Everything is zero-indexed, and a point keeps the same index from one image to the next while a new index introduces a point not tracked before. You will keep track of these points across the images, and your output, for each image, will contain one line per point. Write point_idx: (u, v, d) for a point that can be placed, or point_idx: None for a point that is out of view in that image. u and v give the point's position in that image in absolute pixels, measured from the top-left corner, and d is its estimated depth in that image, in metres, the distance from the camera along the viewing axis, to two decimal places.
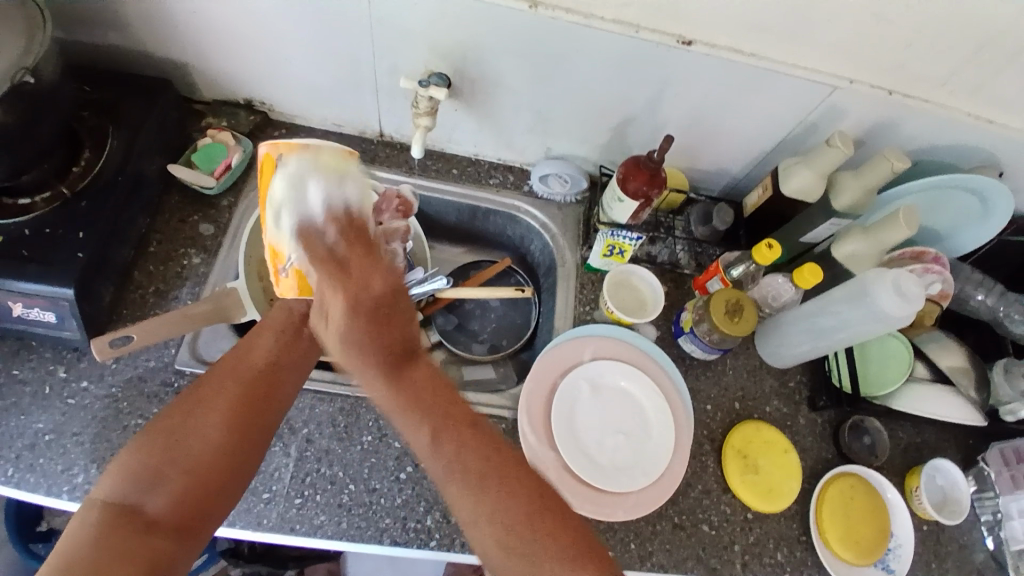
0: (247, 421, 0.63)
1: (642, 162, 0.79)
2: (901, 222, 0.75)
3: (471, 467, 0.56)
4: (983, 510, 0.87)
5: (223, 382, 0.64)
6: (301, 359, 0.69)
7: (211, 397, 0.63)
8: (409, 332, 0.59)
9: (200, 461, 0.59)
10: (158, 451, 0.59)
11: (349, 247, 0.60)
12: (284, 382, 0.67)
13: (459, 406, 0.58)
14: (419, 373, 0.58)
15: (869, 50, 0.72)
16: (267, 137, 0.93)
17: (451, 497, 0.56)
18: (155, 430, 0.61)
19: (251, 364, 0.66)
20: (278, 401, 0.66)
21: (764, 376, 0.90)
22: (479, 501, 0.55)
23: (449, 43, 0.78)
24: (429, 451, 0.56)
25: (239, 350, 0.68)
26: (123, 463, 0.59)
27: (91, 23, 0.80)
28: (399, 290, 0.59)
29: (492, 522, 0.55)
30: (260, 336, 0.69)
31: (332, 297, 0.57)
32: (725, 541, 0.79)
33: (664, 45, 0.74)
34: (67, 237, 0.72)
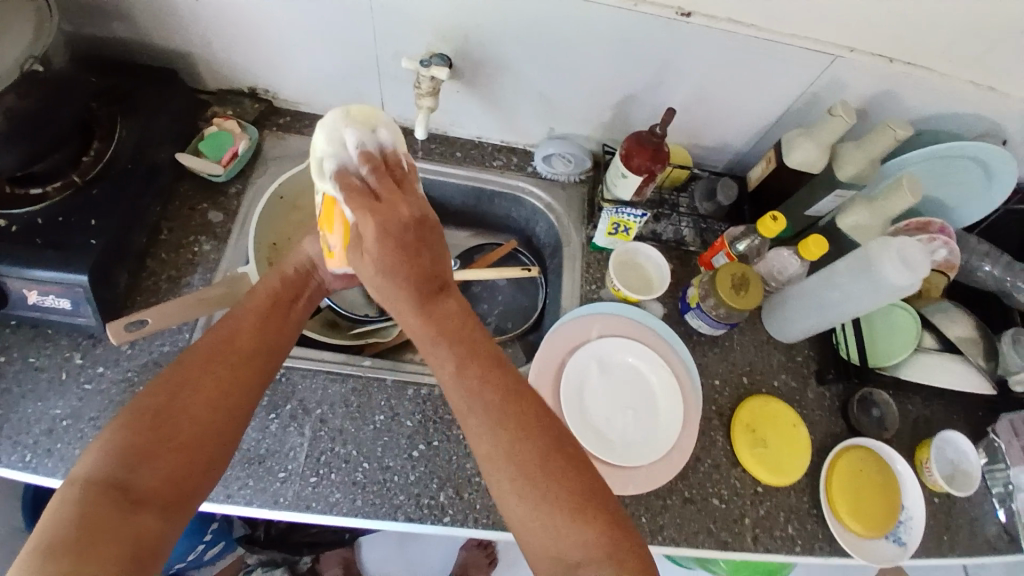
0: (239, 395, 0.61)
1: (645, 139, 0.79)
2: (905, 190, 0.76)
3: (499, 413, 0.56)
4: (995, 482, 0.87)
5: (209, 357, 0.62)
6: (286, 334, 0.69)
7: (197, 370, 0.60)
8: (434, 261, 0.58)
9: (192, 433, 0.56)
10: (145, 429, 0.55)
11: (381, 180, 0.57)
12: (270, 357, 0.66)
13: (485, 347, 0.59)
14: (446, 306, 0.59)
15: (870, 18, 0.72)
16: (273, 125, 0.94)
17: (472, 433, 0.56)
18: (139, 407, 0.57)
19: (238, 339, 0.65)
20: (264, 374, 0.64)
21: (772, 350, 0.90)
22: (501, 434, 0.55)
23: (450, 25, 0.78)
24: (454, 380, 0.57)
25: (221, 327, 0.66)
26: (107, 441, 0.55)
27: (96, 14, 0.81)
28: (429, 217, 0.58)
29: (513, 462, 0.54)
30: (241, 315, 0.67)
31: (361, 218, 0.55)
32: (736, 514, 0.80)
33: (664, 19, 0.74)
34: (80, 225, 0.74)
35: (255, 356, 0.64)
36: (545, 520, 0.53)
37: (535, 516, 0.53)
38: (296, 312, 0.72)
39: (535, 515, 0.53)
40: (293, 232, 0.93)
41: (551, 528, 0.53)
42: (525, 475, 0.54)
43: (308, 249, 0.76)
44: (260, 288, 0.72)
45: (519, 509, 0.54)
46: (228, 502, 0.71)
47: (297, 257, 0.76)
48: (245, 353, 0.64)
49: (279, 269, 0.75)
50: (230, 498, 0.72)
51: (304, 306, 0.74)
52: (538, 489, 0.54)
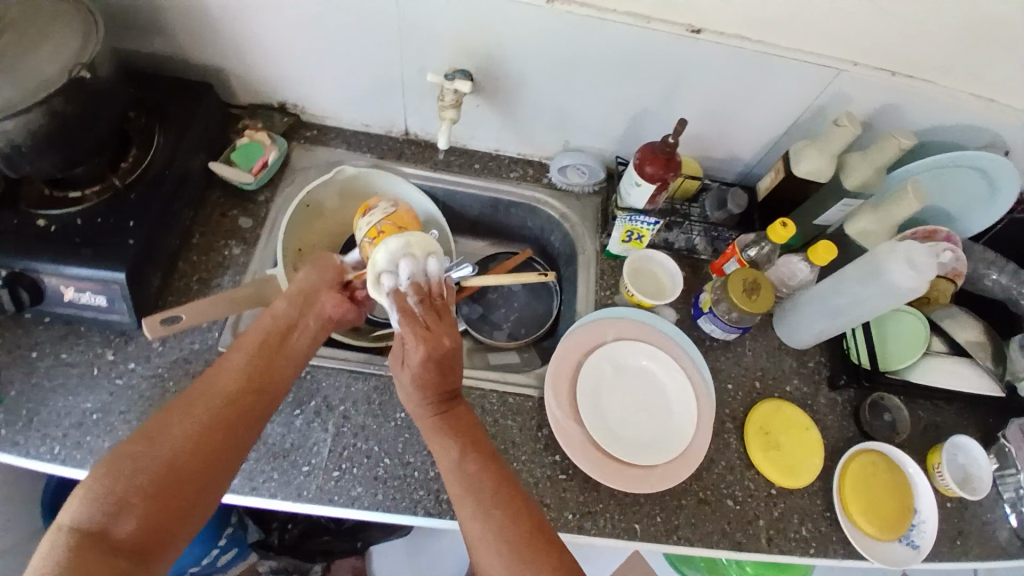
0: (221, 448, 0.61)
1: (658, 149, 0.83)
2: (909, 198, 0.79)
3: (484, 496, 0.63)
4: (1006, 486, 0.88)
5: (193, 404, 0.63)
6: (275, 375, 0.68)
7: (177, 420, 0.61)
8: (454, 387, 0.71)
9: (168, 483, 0.58)
10: (124, 477, 0.57)
11: (428, 313, 0.69)
12: (255, 403, 0.65)
13: (484, 449, 0.67)
14: (458, 416, 0.70)
15: (871, 33, 0.76)
16: (300, 137, 0.99)
17: (467, 514, 0.62)
18: (120, 457, 0.58)
19: (223, 384, 0.65)
20: (246, 420, 0.64)
21: (783, 356, 0.92)
22: (488, 520, 0.61)
23: (473, 42, 0.83)
24: (455, 474, 0.65)
25: (210, 371, 0.66)
26: (90, 487, 0.56)
27: (138, 30, 0.85)
28: (462, 352, 0.70)
29: (497, 540, 0.60)
30: (233, 357, 0.68)
31: (412, 347, 0.68)
32: (749, 515, 0.81)
33: (676, 35, 0.78)
34: (118, 226, 0.77)
35: (239, 403, 0.64)
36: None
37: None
38: (292, 350, 0.71)
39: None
40: (317, 237, 0.97)
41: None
42: (510, 556, 0.59)
43: (301, 280, 0.75)
44: (258, 325, 0.71)
45: (501, 567, 0.59)
46: (253, 494, 0.73)
47: (293, 289, 0.74)
48: (229, 400, 0.64)
49: (282, 300, 0.73)
50: (255, 491, 0.73)
51: (306, 340, 0.72)
52: (516, 563, 0.59)
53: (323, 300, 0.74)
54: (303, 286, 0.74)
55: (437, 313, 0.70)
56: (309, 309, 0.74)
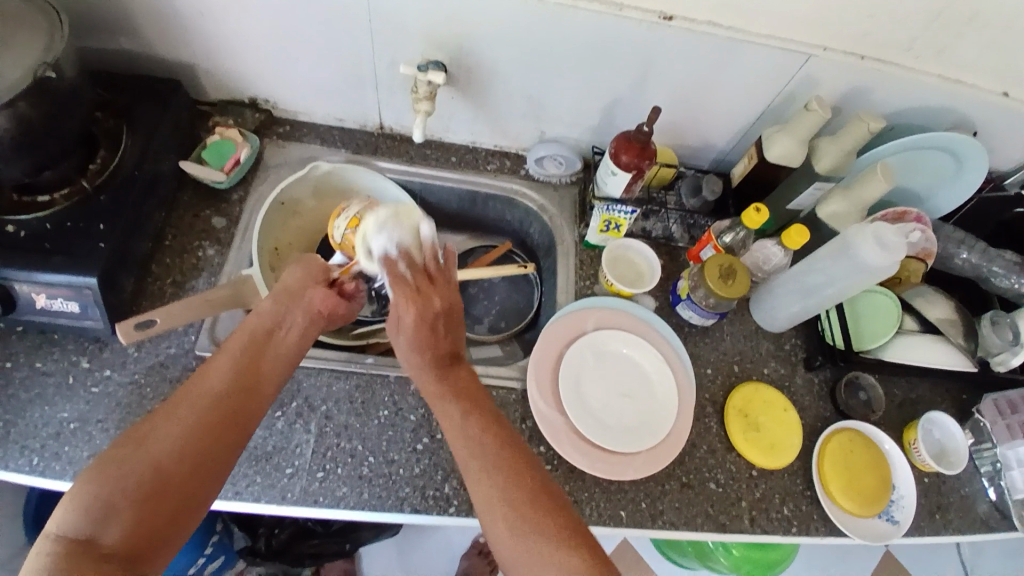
0: (210, 446, 0.60)
1: (633, 137, 0.83)
2: (879, 177, 0.80)
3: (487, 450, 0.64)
4: (983, 461, 0.91)
5: (181, 407, 0.61)
6: (264, 375, 0.67)
7: (165, 424, 0.60)
8: (452, 350, 0.72)
9: (157, 488, 0.56)
10: (111, 481, 0.55)
11: (417, 277, 0.74)
12: (246, 404, 0.64)
13: (486, 408, 0.68)
14: (461, 376, 0.71)
15: (838, 17, 0.77)
16: (273, 134, 0.97)
17: (470, 470, 0.63)
18: (107, 462, 0.57)
19: (211, 386, 0.63)
20: (236, 422, 0.63)
21: (761, 339, 0.93)
22: (491, 473, 0.62)
23: (444, 33, 0.82)
24: (458, 432, 0.66)
25: (198, 373, 0.65)
26: (76, 495, 0.55)
27: (102, 29, 0.84)
28: (456, 310, 0.74)
29: (497, 488, 0.61)
30: (222, 359, 0.66)
31: (405, 311, 0.71)
32: (732, 497, 0.82)
33: (647, 23, 0.79)
34: (88, 230, 0.76)
35: (229, 404, 0.63)
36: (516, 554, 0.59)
37: (508, 523, 0.60)
38: (282, 348, 0.70)
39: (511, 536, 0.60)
40: (293, 237, 0.97)
41: (521, 539, 0.59)
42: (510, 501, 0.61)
43: (289, 281, 0.74)
44: (244, 325, 0.70)
45: (502, 515, 0.60)
46: (236, 499, 0.72)
47: (284, 288, 0.73)
48: (219, 402, 0.62)
49: (271, 299, 0.72)
50: (238, 496, 0.72)
51: (297, 338, 0.71)
52: (517, 518, 0.60)
53: (315, 292, 0.74)
54: (292, 284, 0.74)
55: (428, 278, 0.74)
56: (303, 306, 0.73)
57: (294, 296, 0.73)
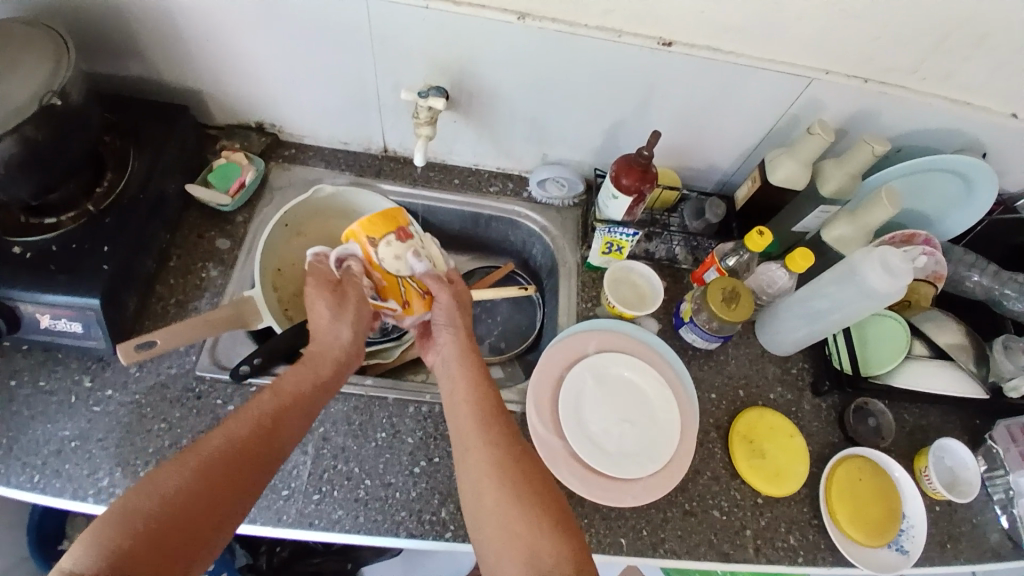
0: (231, 498, 0.60)
1: (635, 159, 0.83)
2: (883, 201, 0.78)
3: (484, 440, 0.69)
4: (996, 488, 0.88)
5: (211, 460, 0.61)
6: (292, 435, 0.67)
7: (194, 478, 0.59)
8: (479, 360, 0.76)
9: (178, 544, 0.56)
10: (131, 528, 0.55)
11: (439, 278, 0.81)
12: (270, 467, 0.64)
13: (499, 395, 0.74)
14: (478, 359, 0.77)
15: (840, 41, 0.76)
16: (279, 156, 0.99)
17: (469, 457, 0.68)
18: (132, 512, 0.56)
19: (236, 437, 0.63)
20: (259, 484, 0.63)
21: (767, 363, 0.92)
22: (487, 458, 0.67)
23: (446, 58, 0.83)
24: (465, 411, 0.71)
25: (229, 425, 0.64)
26: (97, 539, 0.54)
27: (113, 55, 0.86)
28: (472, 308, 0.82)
29: (492, 473, 0.66)
30: (254, 413, 0.66)
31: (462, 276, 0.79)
32: (737, 525, 0.80)
33: (647, 48, 0.79)
34: (93, 251, 0.77)
35: (256, 465, 0.63)
36: (508, 551, 0.62)
37: (499, 513, 0.64)
38: (310, 410, 0.70)
39: (504, 525, 0.64)
40: (298, 257, 0.96)
41: (511, 528, 0.63)
42: (506, 489, 0.65)
43: (336, 338, 0.74)
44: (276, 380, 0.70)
45: (498, 504, 0.65)
46: None
47: (326, 346, 0.73)
48: (247, 462, 0.62)
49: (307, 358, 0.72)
50: None
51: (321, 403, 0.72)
52: (526, 499, 0.65)
53: (354, 355, 0.75)
54: (338, 346, 0.74)
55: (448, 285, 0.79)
56: (339, 369, 0.74)
57: (332, 357, 0.73)
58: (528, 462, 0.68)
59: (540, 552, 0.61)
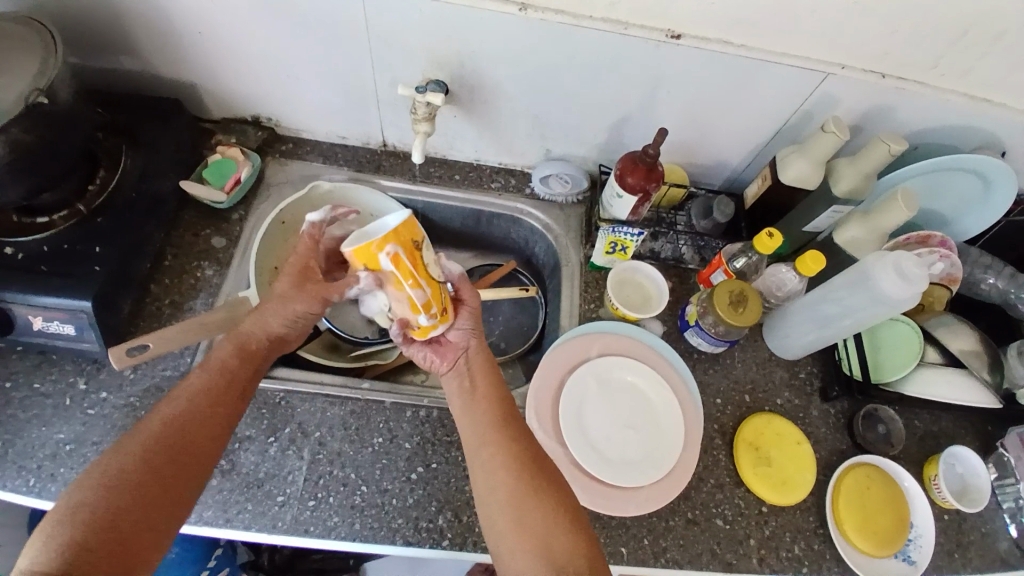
0: (181, 479, 0.61)
1: (639, 158, 0.80)
2: (899, 204, 0.75)
3: (500, 436, 0.69)
4: (1005, 497, 0.85)
5: (155, 445, 0.60)
6: (234, 415, 0.67)
7: (134, 460, 0.59)
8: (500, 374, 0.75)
9: (129, 527, 0.56)
10: (84, 519, 0.54)
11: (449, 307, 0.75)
12: (214, 443, 0.64)
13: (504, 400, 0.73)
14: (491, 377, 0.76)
15: (857, 35, 0.73)
16: (275, 151, 0.96)
17: (485, 456, 0.68)
18: (78, 500, 0.55)
19: (177, 419, 0.63)
20: (203, 461, 0.63)
21: (774, 367, 0.89)
22: (503, 456, 0.67)
23: (445, 52, 0.80)
24: (477, 407, 0.71)
25: (164, 407, 0.64)
26: (48, 531, 0.53)
27: (104, 49, 0.83)
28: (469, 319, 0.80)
29: (508, 469, 0.66)
30: (188, 393, 0.65)
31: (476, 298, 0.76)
32: (740, 535, 0.79)
33: (653, 42, 0.76)
34: (85, 253, 0.75)
35: (197, 442, 0.63)
36: (523, 543, 0.62)
37: (514, 509, 0.64)
38: (246, 386, 0.70)
39: (518, 520, 0.63)
40: None
41: (526, 522, 0.63)
42: (522, 484, 0.65)
43: (269, 322, 0.72)
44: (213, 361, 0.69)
45: (513, 499, 0.64)
46: (226, 526, 0.72)
47: (255, 327, 0.72)
48: (187, 440, 0.62)
49: (233, 339, 0.71)
50: (229, 523, 0.72)
51: (256, 379, 0.71)
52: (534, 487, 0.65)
53: (286, 338, 0.74)
54: (270, 327, 0.72)
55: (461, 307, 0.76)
56: (268, 348, 0.73)
57: (261, 337, 0.72)
58: (541, 459, 0.68)
59: (553, 546, 0.61)
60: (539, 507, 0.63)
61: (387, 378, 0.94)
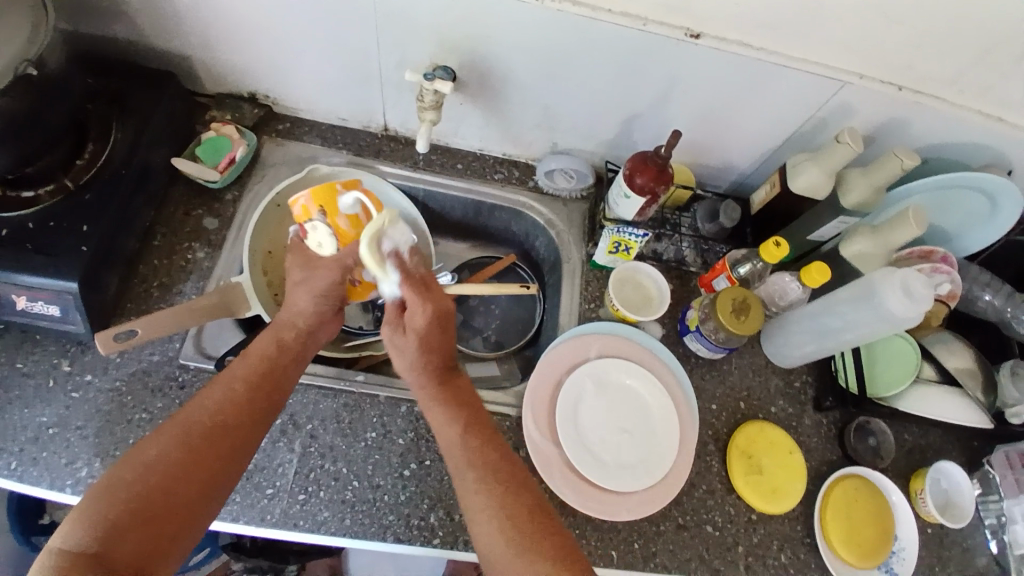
0: (217, 469, 0.60)
1: (650, 159, 0.78)
2: (909, 221, 0.75)
3: (482, 476, 0.63)
4: (988, 513, 0.86)
5: (194, 431, 0.60)
6: (274, 406, 0.66)
7: (171, 446, 0.59)
8: (451, 355, 0.70)
9: (162, 508, 0.56)
10: (118, 501, 0.55)
11: (412, 284, 0.64)
12: (253, 434, 0.63)
13: (484, 424, 0.68)
14: (461, 384, 0.70)
15: (880, 46, 0.71)
16: (272, 130, 0.93)
17: (468, 494, 0.63)
18: (115, 481, 0.56)
19: (218, 408, 0.62)
20: (243, 448, 0.62)
21: (770, 375, 0.89)
22: (490, 496, 0.62)
23: (457, 37, 0.77)
24: (456, 447, 0.65)
25: (205, 395, 0.63)
26: (86, 507, 0.54)
27: (96, 14, 0.79)
28: (451, 313, 0.67)
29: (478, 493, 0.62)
30: (229, 382, 0.65)
31: (419, 310, 0.65)
32: (729, 541, 0.79)
33: (673, 40, 0.73)
34: (71, 230, 0.72)
35: (237, 431, 0.62)
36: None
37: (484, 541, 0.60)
38: (288, 376, 0.68)
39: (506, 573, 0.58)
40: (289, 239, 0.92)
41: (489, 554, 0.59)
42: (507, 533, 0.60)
43: (303, 306, 0.71)
44: (255, 350, 0.68)
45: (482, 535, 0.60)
46: (213, 518, 0.70)
47: (290, 318, 0.71)
48: (226, 429, 0.61)
49: (275, 330, 0.70)
50: (215, 515, 0.70)
51: (298, 370, 0.70)
52: (514, 535, 0.60)
53: (319, 321, 0.72)
54: (308, 311, 0.71)
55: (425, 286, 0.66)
56: (306, 341, 0.71)
57: (298, 328, 0.71)
58: (518, 488, 0.63)
59: None
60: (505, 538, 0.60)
61: (379, 369, 0.92)
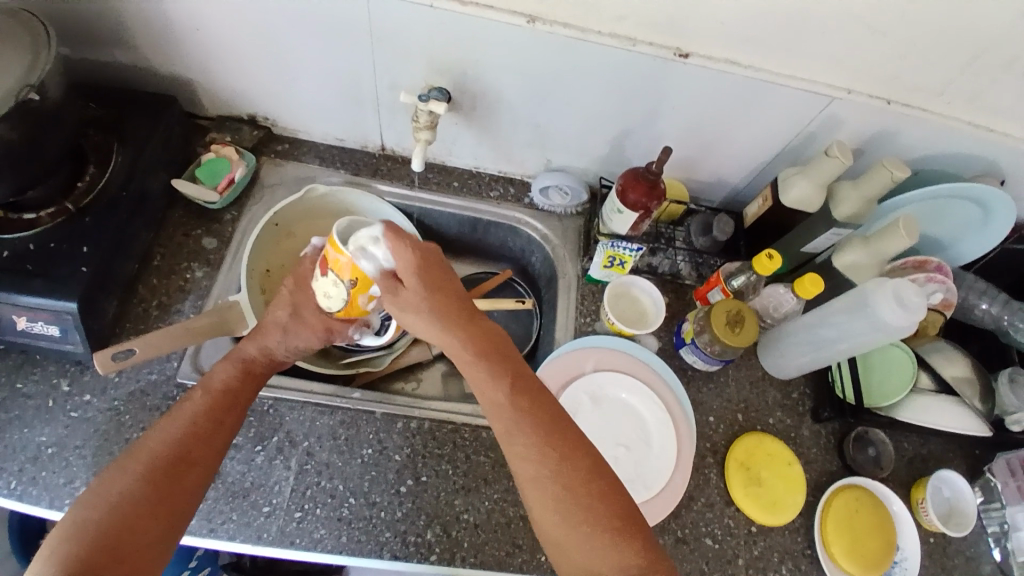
0: (182, 501, 0.60)
1: (641, 174, 0.79)
2: (901, 232, 0.76)
3: (533, 436, 0.62)
4: (990, 521, 0.85)
5: (157, 464, 0.61)
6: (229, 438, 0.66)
7: (134, 481, 0.59)
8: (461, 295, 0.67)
9: (132, 545, 0.56)
10: (88, 541, 0.55)
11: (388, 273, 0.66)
12: (214, 460, 0.64)
13: (518, 368, 0.66)
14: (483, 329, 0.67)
15: (866, 60, 0.73)
16: (271, 151, 0.95)
17: (519, 460, 0.62)
18: (81, 521, 0.56)
19: (178, 441, 0.63)
20: (204, 479, 0.63)
21: (767, 387, 0.89)
22: (538, 460, 0.61)
23: (450, 59, 0.78)
24: (504, 401, 0.63)
25: (162, 430, 0.63)
26: (54, 549, 0.54)
27: (98, 41, 0.81)
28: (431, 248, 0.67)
29: (554, 492, 0.60)
30: (186, 414, 0.65)
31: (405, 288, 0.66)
32: (729, 555, 0.78)
33: (661, 58, 0.75)
34: (71, 252, 0.73)
35: (199, 460, 0.63)
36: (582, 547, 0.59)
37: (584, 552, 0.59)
38: (244, 405, 0.70)
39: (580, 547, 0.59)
40: (286, 259, 0.93)
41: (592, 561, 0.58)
42: (565, 507, 0.60)
43: (271, 343, 0.73)
44: (215, 379, 0.69)
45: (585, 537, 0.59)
46: (211, 537, 0.70)
47: (252, 347, 0.73)
48: (185, 460, 0.62)
49: (231, 360, 0.71)
50: (212, 533, 0.70)
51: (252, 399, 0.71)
52: (571, 501, 0.60)
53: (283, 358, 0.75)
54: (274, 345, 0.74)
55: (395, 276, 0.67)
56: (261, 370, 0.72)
57: (261, 357, 0.73)
58: (564, 429, 0.63)
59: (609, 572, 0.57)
60: (588, 536, 0.59)
61: (377, 386, 0.93)
